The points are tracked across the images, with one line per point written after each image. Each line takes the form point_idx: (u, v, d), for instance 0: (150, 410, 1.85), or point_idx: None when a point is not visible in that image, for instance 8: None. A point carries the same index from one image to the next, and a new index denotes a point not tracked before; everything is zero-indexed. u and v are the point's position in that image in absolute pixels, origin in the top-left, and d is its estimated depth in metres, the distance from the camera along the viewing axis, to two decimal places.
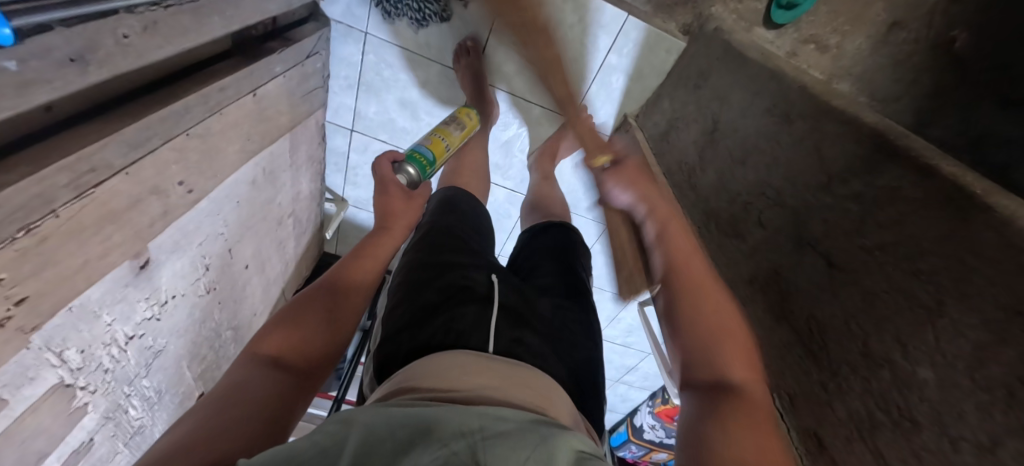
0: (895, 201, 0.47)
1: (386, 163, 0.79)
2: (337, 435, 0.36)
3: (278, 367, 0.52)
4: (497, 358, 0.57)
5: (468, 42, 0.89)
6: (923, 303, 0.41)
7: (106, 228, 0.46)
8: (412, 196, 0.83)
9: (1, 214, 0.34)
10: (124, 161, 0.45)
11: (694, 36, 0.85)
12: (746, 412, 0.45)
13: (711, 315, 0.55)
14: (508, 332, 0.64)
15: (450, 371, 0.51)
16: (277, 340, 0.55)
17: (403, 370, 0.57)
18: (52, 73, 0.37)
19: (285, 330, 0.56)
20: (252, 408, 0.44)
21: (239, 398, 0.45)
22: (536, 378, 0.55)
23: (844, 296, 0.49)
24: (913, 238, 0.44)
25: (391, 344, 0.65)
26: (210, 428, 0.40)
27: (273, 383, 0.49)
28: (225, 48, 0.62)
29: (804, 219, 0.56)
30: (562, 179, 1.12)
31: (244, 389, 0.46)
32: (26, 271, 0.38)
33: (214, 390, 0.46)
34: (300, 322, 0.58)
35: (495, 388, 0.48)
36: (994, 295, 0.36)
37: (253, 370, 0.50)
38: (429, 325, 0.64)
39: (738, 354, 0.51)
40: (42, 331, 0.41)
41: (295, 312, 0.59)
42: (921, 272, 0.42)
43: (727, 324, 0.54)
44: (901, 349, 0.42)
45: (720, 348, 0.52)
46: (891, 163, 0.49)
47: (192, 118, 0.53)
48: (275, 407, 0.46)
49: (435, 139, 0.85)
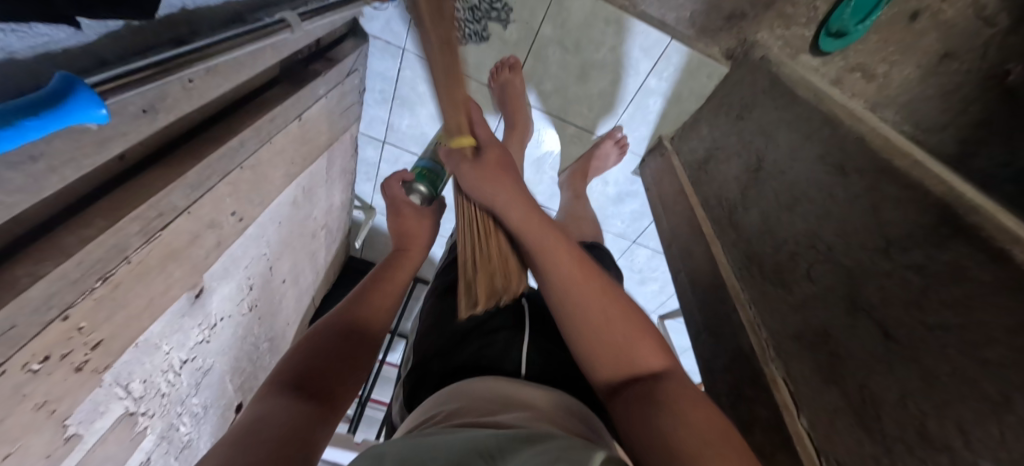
0: (959, 280, 0.38)
1: (397, 184, 0.77)
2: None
3: (303, 393, 0.46)
4: (521, 382, 0.52)
5: (511, 58, 0.85)
6: (986, 392, 0.33)
7: (168, 266, 0.47)
8: (425, 214, 0.77)
9: (84, 268, 0.35)
10: (187, 202, 0.46)
11: (737, 62, 0.84)
12: (676, 390, 0.43)
13: (599, 321, 0.48)
14: (541, 358, 0.60)
15: (479, 399, 0.46)
16: (294, 369, 0.49)
17: (432, 398, 0.51)
18: (127, 125, 0.38)
19: (302, 359, 0.51)
20: (272, 438, 0.38)
21: (259, 430, 0.39)
22: (568, 401, 0.49)
23: (899, 370, 0.40)
24: (979, 323, 0.35)
25: (424, 369, 0.65)
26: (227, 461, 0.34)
27: (298, 411, 0.43)
28: (274, 74, 0.63)
29: (856, 277, 0.47)
30: (592, 196, 1.12)
31: (263, 423, 0.40)
32: (101, 317, 0.40)
33: (237, 425, 0.40)
34: (323, 345, 0.53)
35: (525, 412, 0.43)
36: None
37: (269, 402, 0.44)
38: (462, 350, 0.62)
39: (642, 341, 0.47)
40: (113, 369, 0.43)
41: (316, 335, 0.54)
42: (988, 363, 0.34)
43: (608, 309, 0.48)
44: (963, 436, 0.34)
45: (620, 334, 0.47)
46: (962, 239, 0.39)
47: (245, 152, 0.54)
48: (295, 434, 0.40)
49: (441, 150, 0.84)
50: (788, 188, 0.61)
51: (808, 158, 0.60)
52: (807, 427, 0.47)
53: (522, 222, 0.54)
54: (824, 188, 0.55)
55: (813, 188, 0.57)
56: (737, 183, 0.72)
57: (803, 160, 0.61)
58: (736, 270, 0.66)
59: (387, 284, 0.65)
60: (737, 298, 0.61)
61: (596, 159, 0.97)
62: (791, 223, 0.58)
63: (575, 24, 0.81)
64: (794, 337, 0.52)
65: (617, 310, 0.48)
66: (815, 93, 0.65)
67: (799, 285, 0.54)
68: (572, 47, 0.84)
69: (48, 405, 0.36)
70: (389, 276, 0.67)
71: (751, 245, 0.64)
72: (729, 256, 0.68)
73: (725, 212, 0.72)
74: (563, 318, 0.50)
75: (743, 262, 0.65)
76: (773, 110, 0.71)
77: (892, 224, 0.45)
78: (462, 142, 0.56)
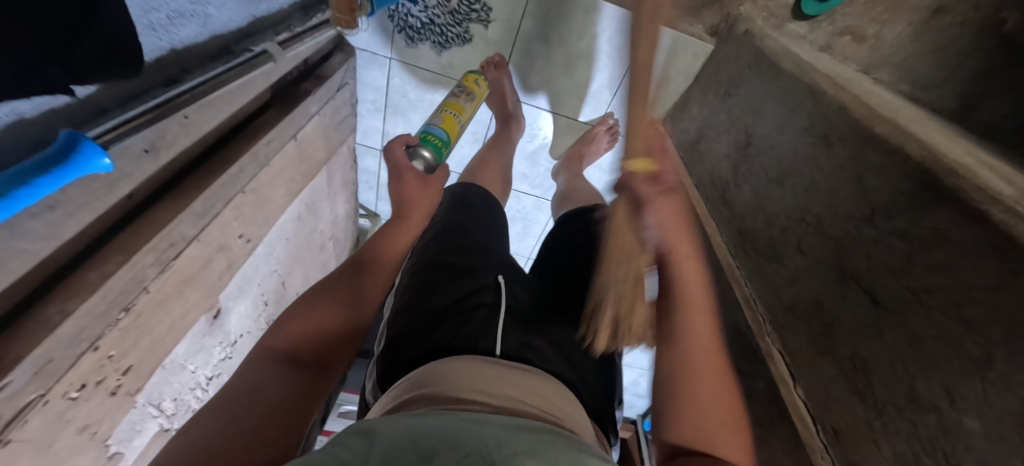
0: (940, 244, 0.38)
1: (400, 148, 0.69)
2: (358, 447, 0.31)
3: (296, 367, 0.47)
4: (504, 363, 0.51)
5: (495, 57, 0.86)
6: (969, 351, 0.34)
7: (184, 291, 0.50)
8: (429, 181, 0.70)
9: (108, 300, 0.38)
10: (195, 230, 0.49)
11: (722, 38, 0.84)
12: None
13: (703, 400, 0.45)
14: (517, 336, 0.58)
15: (459, 379, 0.46)
16: (289, 335, 0.50)
17: (401, 385, 0.49)
18: (131, 166, 0.40)
19: (298, 324, 0.52)
20: (265, 414, 0.40)
21: (248, 404, 0.40)
22: (552, 389, 0.49)
23: (889, 334, 0.41)
24: (962, 284, 0.36)
25: (395, 351, 0.59)
26: (214, 441, 0.36)
27: (291, 387, 0.44)
28: (267, 98, 0.65)
29: (845, 248, 0.47)
30: (591, 183, 1.13)
31: (257, 393, 0.42)
32: (129, 344, 0.43)
33: (232, 393, 0.42)
34: (322, 315, 0.54)
35: (500, 400, 0.43)
36: None
37: (265, 369, 0.46)
38: (437, 330, 0.58)
39: (734, 435, 0.44)
40: (145, 390, 0.47)
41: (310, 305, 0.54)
42: (968, 322, 0.35)
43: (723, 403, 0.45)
44: (948, 395, 0.35)
45: (716, 428, 0.44)
46: (944, 201, 0.39)
47: (245, 177, 0.57)
48: (286, 411, 0.41)
49: (446, 117, 0.78)
50: (776, 161, 0.62)
51: (794, 130, 0.60)
52: (804, 398, 0.49)
53: (691, 293, 0.51)
54: (809, 160, 0.55)
55: (799, 160, 0.57)
56: (728, 161, 0.72)
57: (789, 134, 0.61)
58: (731, 248, 0.66)
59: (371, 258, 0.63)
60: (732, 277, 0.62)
61: (591, 144, 0.98)
62: (781, 198, 0.59)
63: (555, 19, 0.82)
64: (789, 310, 0.53)
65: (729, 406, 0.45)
66: (798, 64, 0.64)
67: (792, 258, 0.54)
68: (555, 41, 0.85)
69: (89, 427, 0.40)
70: (376, 258, 0.63)
71: (745, 222, 0.65)
72: (724, 234, 0.68)
73: (718, 191, 0.73)
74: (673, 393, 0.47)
75: (736, 239, 0.66)
76: (757, 85, 0.70)
77: (876, 191, 0.45)
78: (642, 166, 0.53)
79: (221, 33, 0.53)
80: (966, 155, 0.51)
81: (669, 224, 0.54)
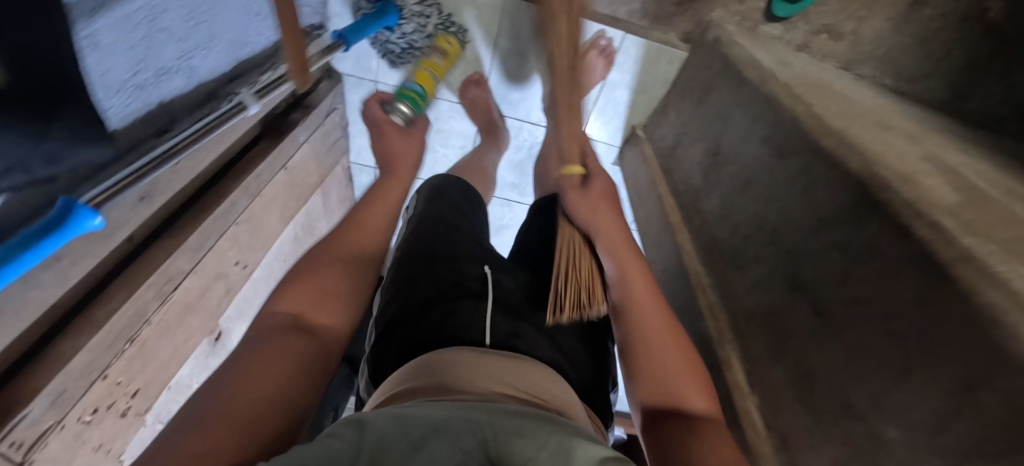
0: (873, 257, 0.40)
1: (376, 105, 0.74)
2: (348, 439, 0.28)
3: (294, 337, 0.43)
4: (494, 353, 0.51)
5: (476, 75, 0.91)
6: (893, 363, 0.36)
7: (185, 318, 0.56)
8: (411, 133, 0.75)
9: (113, 334, 0.44)
10: (192, 263, 0.54)
11: (695, 44, 0.85)
12: (706, 432, 0.43)
13: (653, 347, 0.51)
14: (505, 325, 0.57)
15: (457, 373, 0.44)
16: (295, 298, 0.47)
17: (397, 376, 0.49)
18: (128, 213, 0.46)
19: (303, 285, 0.49)
20: (266, 398, 0.36)
21: (247, 382, 0.36)
22: (548, 385, 0.48)
23: (829, 344, 0.42)
24: (890, 297, 0.37)
25: (384, 341, 0.59)
26: (203, 425, 0.31)
27: (294, 365, 0.40)
28: (257, 133, 0.70)
29: (794, 259, 0.49)
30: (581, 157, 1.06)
31: (263, 365, 0.38)
32: (136, 370, 0.48)
33: (229, 369, 0.38)
34: (322, 288, 0.50)
35: (496, 391, 0.41)
36: (953, 357, 0.31)
37: (273, 337, 0.42)
38: (423, 320, 0.58)
39: (690, 381, 0.49)
40: (153, 410, 0.54)
41: (311, 277, 0.50)
42: (892, 334, 0.36)
43: (672, 353, 0.50)
44: (874, 404, 0.37)
45: (672, 372, 0.49)
46: (878, 214, 0.40)
47: (238, 210, 0.62)
48: (285, 395, 0.37)
49: (421, 73, 0.81)
50: (739, 171, 0.63)
51: (755, 139, 0.61)
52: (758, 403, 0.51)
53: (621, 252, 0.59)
54: (768, 169, 0.57)
55: (759, 171, 0.59)
56: (700, 168, 0.74)
57: (751, 144, 0.62)
58: (700, 257, 0.68)
59: (364, 233, 0.59)
60: (700, 285, 0.64)
61: None
62: (743, 207, 0.60)
63: (529, 36, 0.87)
64: (749, 319, 0.55)
65: (680, 353, 0.50)
66: (760, 73, 0.65)
67: (750, 267, 0.56)
68: (532, 56, 0.89)
69: (104, 445, 0.47)
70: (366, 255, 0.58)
71: (712, 230, 0.66)
72: (694, 243, 0.70)
73: (691, 199, 0.74)
74: (631, 344, 0.52)
75: (705, 248, 0.67)
76: (725, 93, 0.71)
77: (821, 203, 0.47)
78: (574, 170, 0.64)
79: (206, 80, 0.57)
80: (923, 161, 0.51)
81: (603, 221, 0.62)
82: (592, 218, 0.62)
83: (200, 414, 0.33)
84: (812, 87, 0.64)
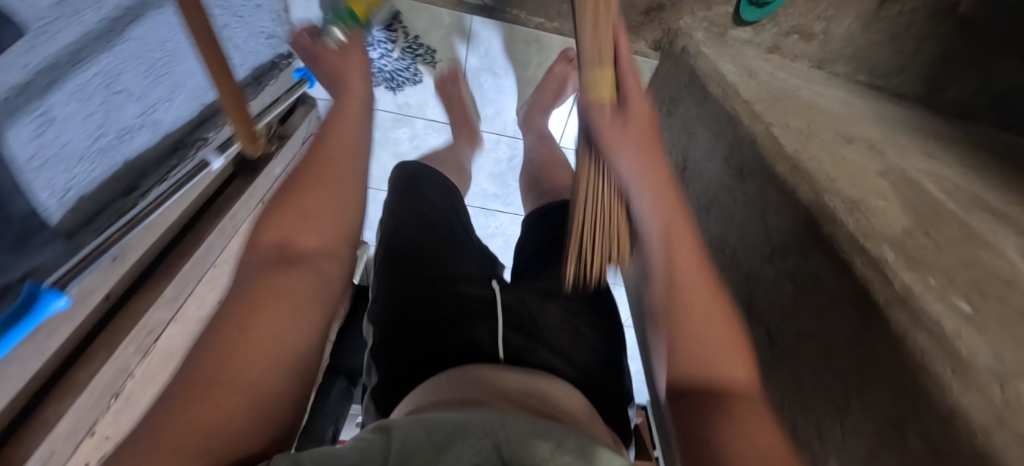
0: (817, 290, 0.41)
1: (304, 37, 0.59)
2: (376, 443, 0.30)
3: (290, 275, 0.37)
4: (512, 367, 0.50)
5: (449, 73, 0.85)
6: (834, 396, 0.38)
7: (169, 364, 0.58)
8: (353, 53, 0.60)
9: (97, 394, 0.46)
10: (171, 312, 0.56)
11: (665, 51, 0.84)
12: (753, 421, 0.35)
13: (696, 325, 0.40)
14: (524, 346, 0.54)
15: (487, 375, 0.48)
16: (278, 226, 0.39)
17: (426, 389, 0.47)
18: (100, 277, 0.48)
19: (287, 212, 0.40)
20: (267, 366, 0.31)
21: (246, 342, 0.31)
22: (557, 390, 0.48)
23: (781, 372, 0.44)
24: (831, 332, 0.38)
25: (394, 371, 0.53)
26: (196, 399, 0.28)
27: (295, 309, 0.35)
28: (231, 171, 0.71)
29: (751, 284, 0.50)
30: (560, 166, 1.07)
31: (262, 315, 0.33)
32: (123, 422, 0.51)
33: (227, 318, 0.33)
34: (313, 215, 0.41)
35: (516, 400, 0.43)
36: (883, 397, 0.33)
37: (257, 274, 0.36)
38: (443, 345, 0.53)
39: (732, 356, 0.39)
40: None
41: (303, 196, 0.41)
42: (832, 369, 0.38)
43: (724, 337, 0.40)
44: (819, 434, 0.39)
45: (714, 353, 0.39)
46: (821, 247, 0.41)
47: (214, 252, 0.63)
48: (290, 357, 0.33)
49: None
50: (704, 189, 0.64)
51: (717, 158, 0.62)
52: None
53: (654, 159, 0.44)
54: (729, 191, 0.58)
55: (720, 191, 0.60)
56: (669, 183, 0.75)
57: (714, 162, 0.63)
58: None
59: (333, 171, 0.44)
60: None
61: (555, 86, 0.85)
62: (708, 226, 0.62)
63: (500, 50, 0.85)
64: None
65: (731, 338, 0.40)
66: (723, 87, 0.65)
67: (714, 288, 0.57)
68: (504, 71, 0.89)
69: None
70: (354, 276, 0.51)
71: None
72: None
73: None
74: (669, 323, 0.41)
75: None
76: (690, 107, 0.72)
77: (774, 231, 0.48)
78: (606, 90, 0.42)
79: (172, 129, 0.58)
80: (878, 177, 0.52)
81: (636, 140, 0.43)
82: (625, 151, 0.43)
83: (205, 369, 0.29)
84: (776, 99, 0.64)
